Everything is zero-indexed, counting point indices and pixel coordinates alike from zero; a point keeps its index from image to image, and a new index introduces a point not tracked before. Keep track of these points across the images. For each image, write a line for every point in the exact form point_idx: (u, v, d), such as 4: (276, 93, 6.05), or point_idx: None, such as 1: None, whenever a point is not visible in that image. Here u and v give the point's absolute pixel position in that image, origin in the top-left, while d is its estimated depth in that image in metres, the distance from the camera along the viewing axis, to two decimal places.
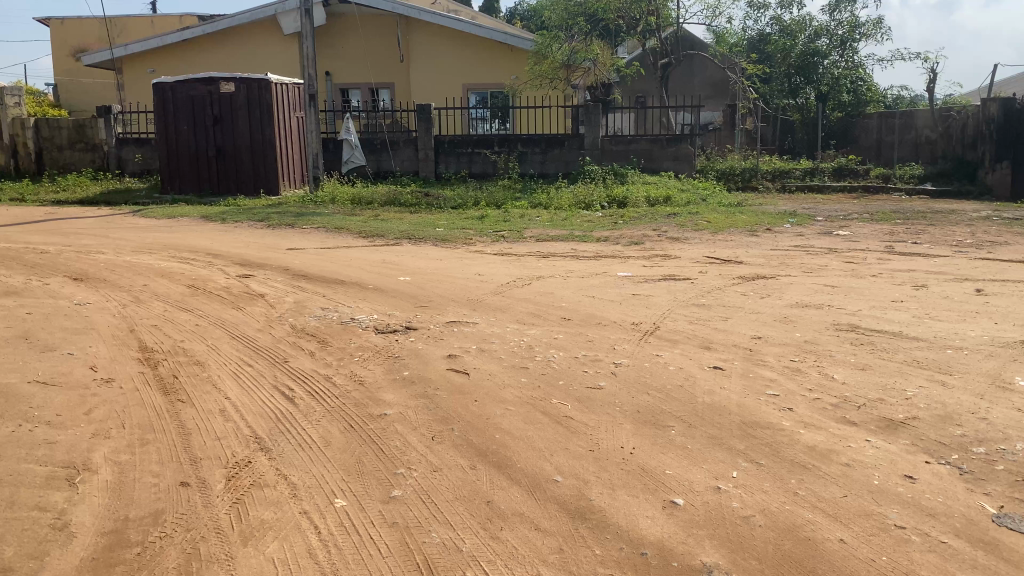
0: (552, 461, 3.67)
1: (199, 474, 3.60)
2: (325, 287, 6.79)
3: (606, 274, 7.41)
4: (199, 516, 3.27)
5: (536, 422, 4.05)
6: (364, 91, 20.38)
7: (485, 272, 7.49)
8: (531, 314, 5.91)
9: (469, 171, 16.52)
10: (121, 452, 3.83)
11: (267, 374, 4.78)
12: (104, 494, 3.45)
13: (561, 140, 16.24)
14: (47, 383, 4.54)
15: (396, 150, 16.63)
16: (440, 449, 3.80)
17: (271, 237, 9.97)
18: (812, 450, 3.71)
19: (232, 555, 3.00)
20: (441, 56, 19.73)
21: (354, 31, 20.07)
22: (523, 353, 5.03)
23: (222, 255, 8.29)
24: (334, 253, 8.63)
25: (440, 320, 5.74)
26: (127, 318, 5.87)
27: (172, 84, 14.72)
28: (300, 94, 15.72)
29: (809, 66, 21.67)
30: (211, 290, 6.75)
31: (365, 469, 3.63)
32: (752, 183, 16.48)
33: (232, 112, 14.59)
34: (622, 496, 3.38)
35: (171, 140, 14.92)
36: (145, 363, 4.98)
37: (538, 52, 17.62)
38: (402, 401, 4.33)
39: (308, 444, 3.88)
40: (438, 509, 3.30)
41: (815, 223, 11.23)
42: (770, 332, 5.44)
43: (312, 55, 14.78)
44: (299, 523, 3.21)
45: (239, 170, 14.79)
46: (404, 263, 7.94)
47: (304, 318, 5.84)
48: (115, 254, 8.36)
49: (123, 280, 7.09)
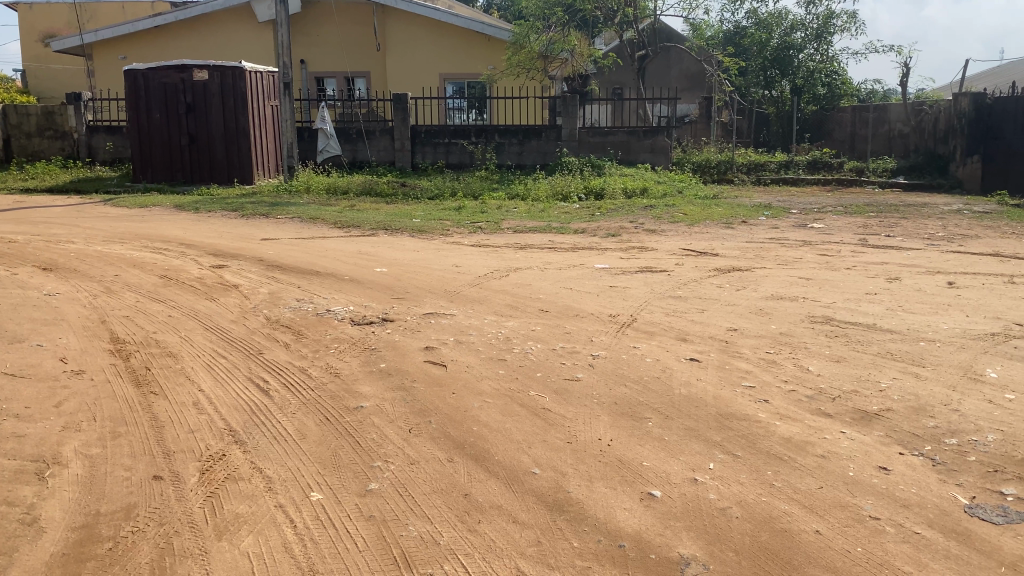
0: (530, 453, 3.67)
1: (172, 468, 3.55)
2: (300, 278, 6.73)
3: (583, 266, 7.41)
4: (173, 510, 3.23)
5: (513, 414, 4.04)
6: (340, 79, 20.18)
7: (462, 263, 7.46)
8: (508, 306, 5.89)
9: (445, 161, 16.45)
10: (93, 445, 3.77)
11: (241, 366, 4.72)
12: (74, 488, 3.39)
13: (538, 130, 16.20)
14: (15, 376, 4.46)
15: (372, 139, 16.52)
16: (417, 441, 3.78)
17: (245, 227, 9.86)
18: (788, 441, 3.73)
19: (206, 550, 2.97)
20: (417, 45, 19.60)
21: (330, 19, 19.88)
22: (501, 345, 5.02)
23: (196, 246, 8.19)
24: (309, 243, 8.56)
25: (417, 312, 5.71)
26: (99, 309, 5.78)
27: (144, 71, 14.44)
28: (274, 83, 15.56)
29: (784, 59, 21.82)
30: (184, 280, 6.67)
31: (342, 462, 3.60)
32: (727, 175, 16.57)
33: (206, 100, 14.40)
34: (600, 488, 3.38)
35: (143, 128, 14.68)
36: (117, 355, 4.90)
37: (514, 42, 17.56)
38: (379, 393, 4.30)
39: (283, 436, 3.84)
40: (415, 502, 3.29)
41: (790, 216, 11.32)
42: (746, 324, 5.47)
43: (287, 43, 14.59)
44: (275, 517, 3.18)
45: (213, 159, 14.60)
46: (380, 254, 7.88)
47: (279, 310, 5.78)
48: (85, 244, 8.22)
49: (94, 270, 6.98)
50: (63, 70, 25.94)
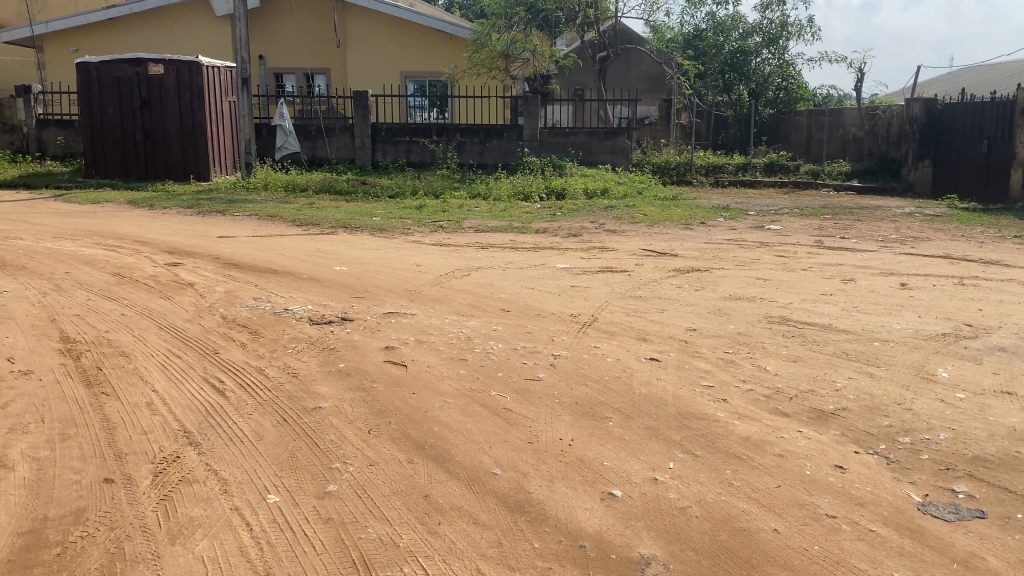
0: (491, 454, 3.65)
1: (124, 471, 3.47)
2: (258, 277, 6.62)
3: (544, 266, 7.43)
4: (125, 514, 3.15)
5: (474, 415, 4.02)
6: (299, 76, 19.98)
7: (424, 262, 7.41)
8: (470, 305, 5.87)
9: (407, 160, 16.33)
10: (41, 447, 3.66)
11: (196, 366, 4.63)
12: (22, 492, 3.29)
13: (500, 130, 16.17)
14: None
15: (332, 137, 16.37)
16: (377, 443, 3.73)
17: (202, 224, 9.69)
18: (746, 440, 3.77)
19: (159, 554, 2.89)
20: (377, 43, 19.48)
21: (289, 14, 19.64)
22: (462, 345, 4.99)
23: (150, 243, 8.02)
24: (267, 241, 8.45)
25: (377, 311, 5.66)
26: (48, 308, 5.62)
27: (97, 64, 14.06)
28: (233, 78, 15.31)
29: (740, 64, 22.12)
30: (138, 278, 6.53)
31: (299, 464, 3.54)
32: (686, 177, 16.74)
33: (161, 95, 14.11)
34: (561, 489, 3.37)
35: (95, 122, 14.33)
36: (67, 355, 4.77)
37: (475, 41, 17.46)
38: (337, 393, 4.24)
39: (239, 438, 3.77)
40: (375, 503, 3.25)
41: (747, 217, 11.49)
42: (704, 324, 5.51)
43: (245, 38, 14.34)
44: (230, 520, 3.12)
45: (168, 155, 14.33)
46: (338, 252, 7.80)
47: (235, 308, 5.69)
48: (33, 241, 8.01)
49: (44, 268, 6.80)
50: (13, 64, 25.07)
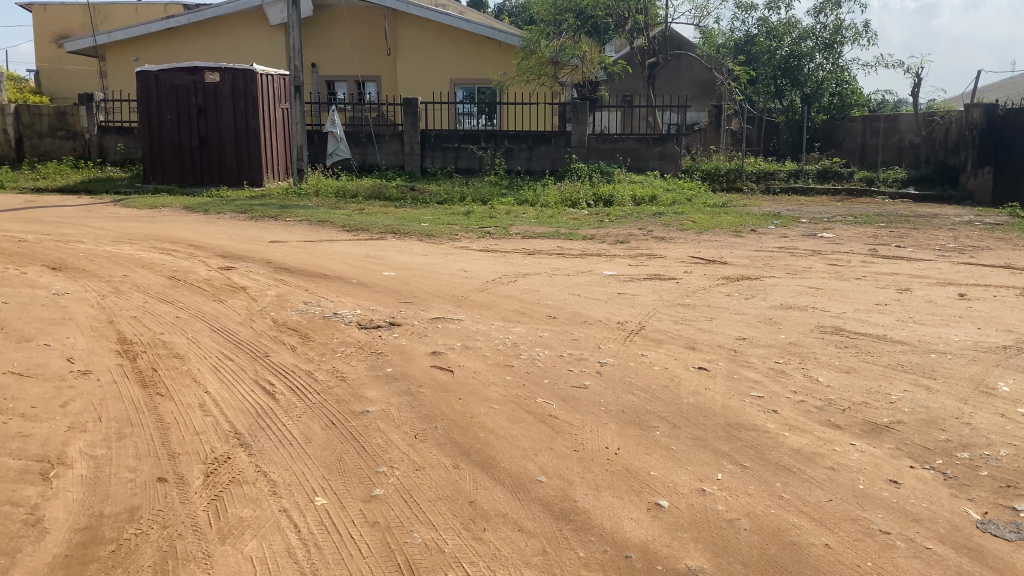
0: (536, 462, 3.64)
1: (177, 470, 3.54)
2: (308, 281, 6.72)
3: (591, 273, 7.40)
4: (177, 513, 3.21)
5: (520, 421, 4.01)
6: (351, 84, 20.29)
7: (470, 268, 7.44)
8: (516, 311, 5.87)
9: (455, 166, 16.43)
10: (98, 446, 3.76)
11: (248, 368, 4.71)
12: (79, 489, 3.38)
13: (548, 136, 16.19)
14: (22, 374, 4.49)
15: (382, 144, 16.54)
16: (423, 448, 3.75)
17: (254, 229, 9.87)
18: (797, 453, 3.70)
19: (209, 554, 2.94)
20: (427, 50, 19.65)
21: (341, 23, 19.97)
22: (508, 351, 4.99)
23: (204, 247, 8.20)
24: (317, 246, 8.57)
25: (424, 317, 5.70)
26: (107, 309, 5.78)
27: (157, 72, 14.51)
28: (286, 86, 15.59)
29: (793, 69, 21.80)
30: (192, 281, 6.68)
31: (347, 467, 3.58)
32: (737, 184, 16.52)
33: (217, 102, 14.41)
34: (607, 498, 3.35)
35: (154, 129, 14.76)
36: (124, 356, 4.90)
37: (525, 47, 17.50)
38: (384, 398, 4.28)
39: (288, 440, 3.83)
40: (420, 508, 3.26)
41: (799, 225, 11.30)
42: (754, 333, 5.43)
43: (298, 47, 14.58)
44: (279, 521, 3.16)
45: (223, 161, 14.63)
46: (387, 258, 7.87)
47: (286, 312, 5.78)
48: (94, 244, 8.25)
49: (103, 271, 7.00)
50: (77, 73, 25.85)
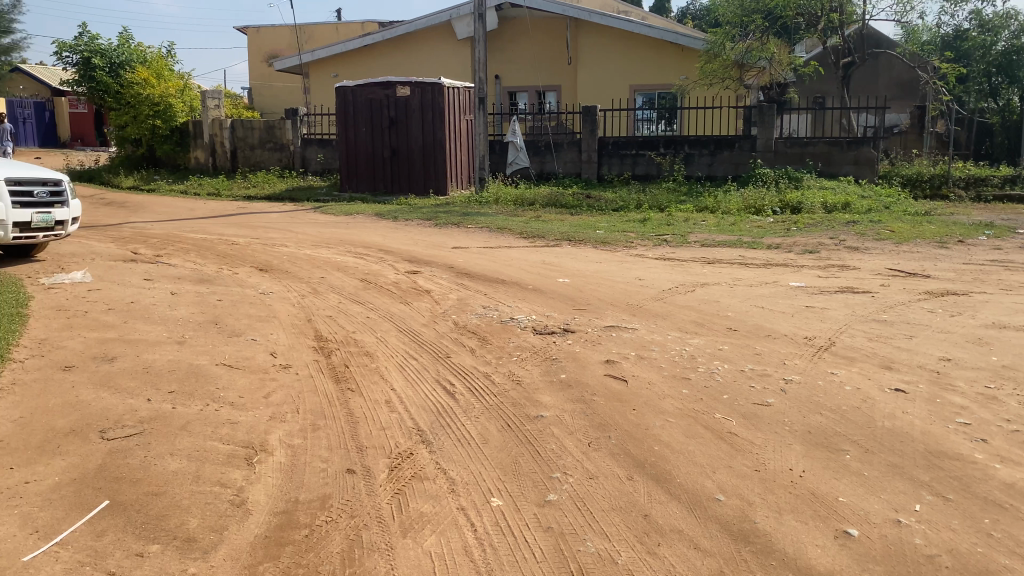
0: (714, 479, 3.53)
1: (364, 463, 3.73)
2: (487, 286, 6.90)
3: (776, 284, 7.09)
4: (363, 504, 3.38)
5: (697, 436, 3.91)
6: (532, 93, 20.69)
7: (648, 276, 7.35)
8: (695, 322, 5.73)
9: (633, 173, 16.32)
10: (295, 436, 4.04)
11: (430, 368, 4.90)
12: (277, 475, 3.64)
13: (731, 141, 15.71)
14: (232, 366, 4.92)
15: (561, 151, 16.72)
16: (597, 456, 3.74)
17: (438, 235, 10.27)
18: (1010, 488, 3.35)
19: (392, 545, 3.08)
20: (609, 57, 19.65)
21: (524, 33, 20.43)
22: (685, 363, 4.88)
23: (392, 252, 8.64)
24: (496, 252, 8.79)
25: (600, 324, 5.68)
26: (305, 308, 6.22)
27: (353, 88, 15.44)
28: (470, 97, 16.14)
29: (1012, 65, 19.84)
30: (380, 284, 7.04)
31: (522, 470, 3.63)
32: (943, 191, 15.24)
33: (406, 114, 15.14)
34: (790, 522, 3.18)
35: (350, 140, 15.73)
36: (319, 352, 5.24)
37: (709, 51, 17.07)
38: (559, 404, 4.31)
39: (467, 440, 3.94)
40: (593, 517, 3.25)
41: (1015, 236, 10.25)
42: (960, 354, 4.98)
43: (483, 59, 15.03)
44: (457, 519, 3.25)
45: (411, 170, 15.35)
46: (564, 264, 7.94)
47: (466, 316, 5.96)
48: (295, 248, 8.91)
49: (303, 272, 7.53)
50: (284, 89, 28.06)
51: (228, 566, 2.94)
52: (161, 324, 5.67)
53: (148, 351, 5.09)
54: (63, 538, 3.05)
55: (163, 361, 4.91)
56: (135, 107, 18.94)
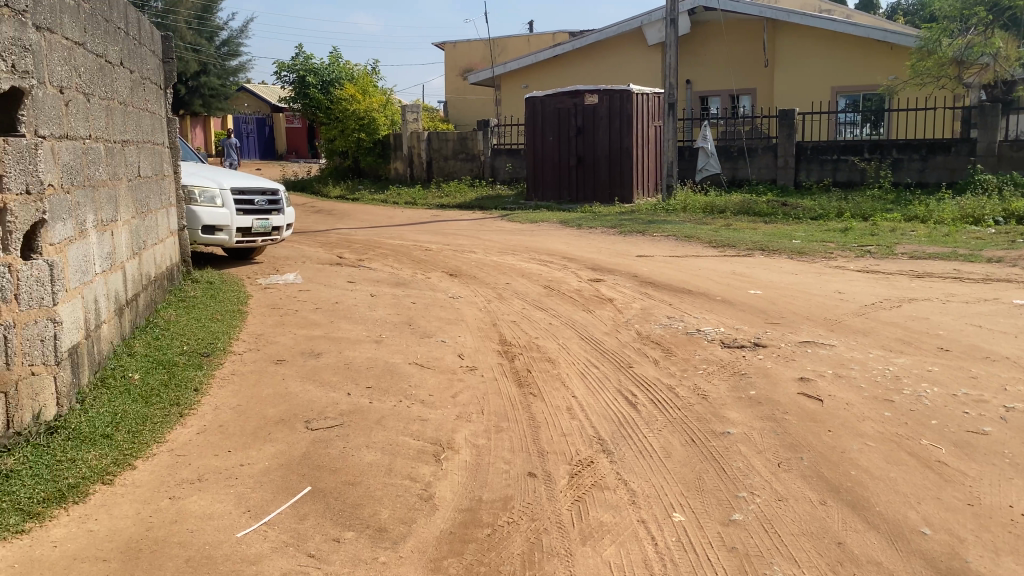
0: (919, 510, 3.25)
1: (545, 467, 3.78)
2: (673, 296, 6.79)
3: (997, 301, 6.44)
4: (544, 508, 3.42)
5: (900, 463, 3.62)
6: (725, 98, 20.12)
7: (847, 289, 6.92)
8: (899, 340, 5.32)
9: (833, 179, 15.40)
10: (480, 436, 4.16)
11: (612, 377, 4.88)
12: (463, 473, 3.76)
13: (947, 144, 14.44)
14: (423, 366, 5.15)
15: (754, 158, 16.13)
16: (787, 478, 3.56)
17: (623, 243, 10.22)
18: None
19: (572, 552, 3.09)
20: (809, 58, 18.76)
21: (718, 37, 19.92)
22: (888, 384, 4.54)
23: (577, 259, 8.70)
24: (683, 261, 8.62)
25: (793, 339, 5.42)
26: (492, 313, 6.40)
27: (542, 98, 15.72)
28: (660, 104, 15.94)
29: None
30: (565, 291, 7.12)
31: (706, 487, 3.52)
32: None
33: (594, 123, 15.20)
34: (1008, 564, 2.88)
35: (538, 150, 16.03)
36: (504, 356, 5.37)
37: (922, 48, 15.77)
38: (746, 421, 4.15)
39: (648, 452, 3.88)
40: (782, 541, 3.09)
41: None
42: None
43: (673, 65, 14.78)
44: (637, 531, 3.21)
45: (597, 178, 15.40)
46: (754, 275, 7.65)
47: (650, 325, 5.89)
48: (484, 254, 9.19)
49: (491, 278, 7.76)
50: (477, 100, 29.09)
51: (415, 557, 3.07)
52: (361, 323, 6.04)
53: (349, 349, 5.44)
54: (271, 518, 3.31)
55: (361, 358, 5.23)
56: (343, 121, 20.36)
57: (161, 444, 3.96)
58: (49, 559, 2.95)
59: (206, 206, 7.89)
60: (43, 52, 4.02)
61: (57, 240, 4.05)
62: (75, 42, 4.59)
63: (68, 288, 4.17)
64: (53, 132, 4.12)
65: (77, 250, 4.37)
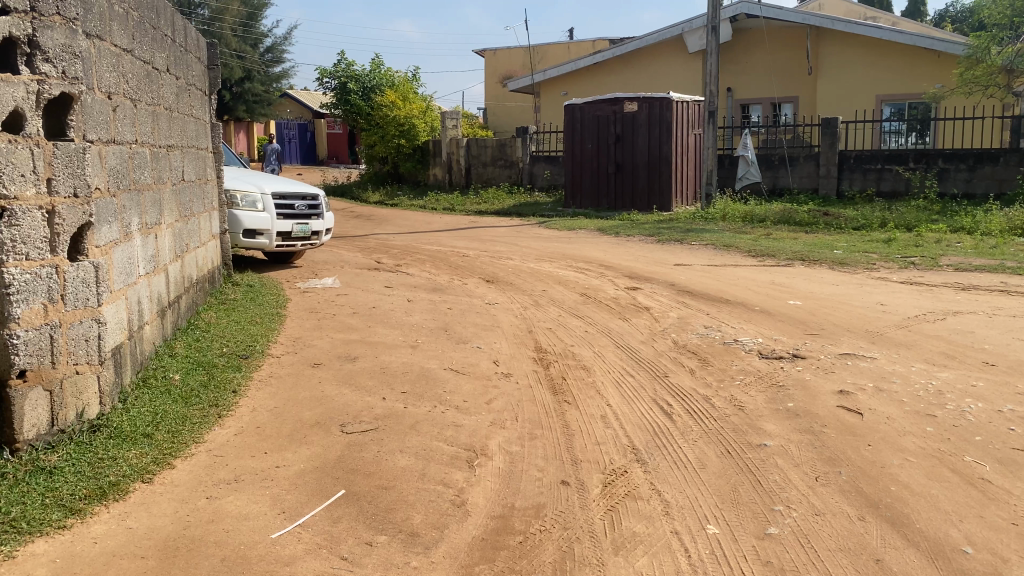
0: (961, 528, 3.18)
1: (578, 476, 3.76)
2: (710, 305, 6.73)
3: None
4: (576, 516, 3.41)
5: (942, 480, 3.54)
6: (766, 106, 19.92)
7: (889, 301, 6.80)
8: (943, 354, 5.21)
9: (876, 189, 15.14)
10: (514, 443, 4.16)
11: (647, 387, 4.85)
12: (496, 480, 3.76)
13: (995, 154, 14.12)
14: (458, 371, 5.17)
15: (796, 166, 15.93)
16: (825, 492, 3.50)
17: (661, 251, 10.16)
18: None
19: (603, 562, 3.07)
20: (853, 65, 18.48)
21: (760, 44, 19.75)
22: (931, 399, 4.44)
23: (614, 267, 8.66)
24: (721, 270, 8.54)
25: (833, 351, 5.33)
26: (527, 320, 6.40)
27: (582, 105, 15.71)
28: (700, 111, 15.84)
29: None
30: (601, 299, 7.09)
31: (741, 499, 3.48)
32: None
33: (633, 130, 15.14)
34: None
35: (576, 157, 16.03)
36: (539, 363, 5.37)
37: (970, 56, 15.41)
38: (784, 433, 4.09)
39: (683, 463, 3.84)
40: (818, 556, 3.04)
41: None
42: None
43: (715, 72, 14.66)
44: (670, 543, 3.18)
45: (635, 186, 15.33)
46: (794, 286, 7.55)
47: (687, 334, 5.84)
48: (521, 261, 9.20)
49: (527, 285, 7.76)
50: (516, 107, 29.17)
51: (446, 563, 3.07)
52: (398, 328, 6.08)
53: (385, 353, 5.48)
54: (304, 520, 3.34)
55: (397, 363, 5.26)
56: (383, 127, 20.53)
57: (200, 444, 4.02)
58: (89, 555, 3.01)
59: (247, 210, 8.00)
60: (92, 58, 4.11)
61: (102, 242, 4.14)
62: (123, 49, 4.70)
63: (112, 290, 4.26)
64: (100, 136, 4.22)
65: (122, 253, 4.47)
